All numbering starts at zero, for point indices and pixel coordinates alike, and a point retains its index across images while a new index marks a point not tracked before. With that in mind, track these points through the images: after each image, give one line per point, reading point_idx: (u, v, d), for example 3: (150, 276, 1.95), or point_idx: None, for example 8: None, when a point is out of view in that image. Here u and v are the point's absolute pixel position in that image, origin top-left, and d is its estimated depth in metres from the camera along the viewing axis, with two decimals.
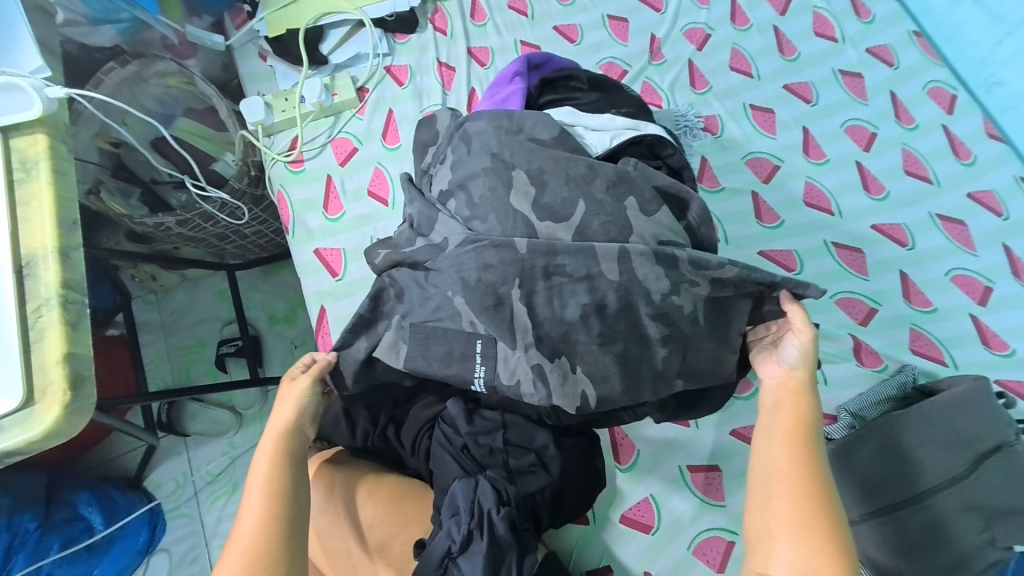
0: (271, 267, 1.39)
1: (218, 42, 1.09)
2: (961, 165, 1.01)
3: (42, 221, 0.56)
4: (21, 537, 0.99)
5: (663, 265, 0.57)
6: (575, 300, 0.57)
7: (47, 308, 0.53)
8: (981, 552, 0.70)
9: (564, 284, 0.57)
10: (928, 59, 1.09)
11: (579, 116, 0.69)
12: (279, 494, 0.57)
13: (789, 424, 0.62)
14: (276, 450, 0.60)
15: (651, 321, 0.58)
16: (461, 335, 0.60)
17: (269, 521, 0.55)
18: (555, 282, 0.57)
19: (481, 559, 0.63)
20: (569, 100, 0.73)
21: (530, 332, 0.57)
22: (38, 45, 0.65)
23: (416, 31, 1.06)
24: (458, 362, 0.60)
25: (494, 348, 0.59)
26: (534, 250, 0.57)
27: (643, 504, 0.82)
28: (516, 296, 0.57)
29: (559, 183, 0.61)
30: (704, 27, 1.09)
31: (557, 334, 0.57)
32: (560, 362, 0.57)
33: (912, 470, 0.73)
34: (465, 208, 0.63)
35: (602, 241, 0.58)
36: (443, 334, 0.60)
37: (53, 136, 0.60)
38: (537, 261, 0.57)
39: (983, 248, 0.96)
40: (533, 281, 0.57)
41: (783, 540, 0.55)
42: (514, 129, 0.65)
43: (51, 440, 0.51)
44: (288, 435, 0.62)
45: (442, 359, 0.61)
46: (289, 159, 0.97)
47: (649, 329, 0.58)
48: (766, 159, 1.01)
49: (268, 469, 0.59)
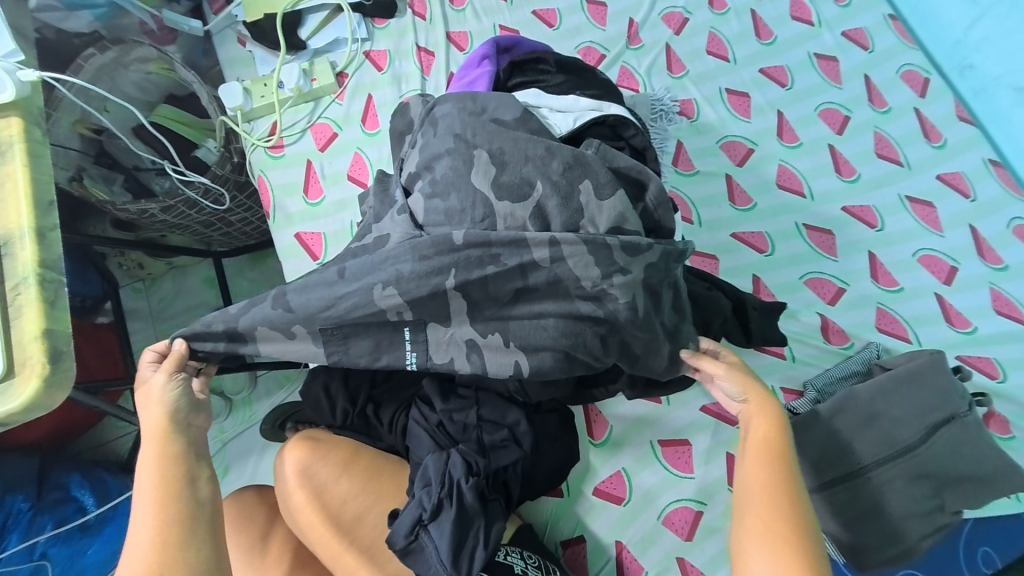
0: (258, 255, 1.40)
1: (195, 28, 1.09)
2: (932, 149, 1.03)
3: (18, 203, 0.57)
4: (14, 517, 1.02)
5: (591, 254, 0.60)
6: (509, 284, 0.60)
7: (24, 286, 0.54)
8: (932, 517, 0.73)
9: (498, 273, 0.60)
10: (903, 43, 1.10)
11: (544, 98, 0.70)
12: (169, 495, 0.55)
13: (756, 441, 0.66)
14: (159, 451, 0.57)
15: (583, 303, 0.61)
16: (387, 326, 0.61)
17: (162, 520, 0.53)
18: (489, 272, 0.59)
19: (449, 526, 0.65)
20: (537, 82, 0.75)
21: (467, 312, 0.61)
22: (9, 27, 0.66)
23: (394, 16, 1.06)
24: (385, 353, 0.62)
25: (424, 331, 0.62)
26: (469, 241, 0.59)
27: (615, 477, 0.85)
28: (450, 285, 0.59)
29: (519, 163, 0.62)
30: (682, 11, 1.10)
31: (494, 310, 0.61)
32: (493, 338, 0.61)
33: (869, 442, 0.75)
34: (428, 187, 0.64)
35: (535, 231, 0.60)
36: (366, 330, 0.61)
37: (27, 119, 0.61)
38: (472, 252, 0.59)
39: (951, 230, 0.98)
40: (467, 269, 0.59)
41: (756, 553, 0.58)
42: (478, 111, 0.66)
43: (31, 413, 0.53)
44: (171, 433, 0.58)
45: (369, 353, 0.62)
46: (269, 144, 0.98)
47: (583, 310, 0.61)
48: (740, 143, 1.02)
49: (154, 473, 0.55)
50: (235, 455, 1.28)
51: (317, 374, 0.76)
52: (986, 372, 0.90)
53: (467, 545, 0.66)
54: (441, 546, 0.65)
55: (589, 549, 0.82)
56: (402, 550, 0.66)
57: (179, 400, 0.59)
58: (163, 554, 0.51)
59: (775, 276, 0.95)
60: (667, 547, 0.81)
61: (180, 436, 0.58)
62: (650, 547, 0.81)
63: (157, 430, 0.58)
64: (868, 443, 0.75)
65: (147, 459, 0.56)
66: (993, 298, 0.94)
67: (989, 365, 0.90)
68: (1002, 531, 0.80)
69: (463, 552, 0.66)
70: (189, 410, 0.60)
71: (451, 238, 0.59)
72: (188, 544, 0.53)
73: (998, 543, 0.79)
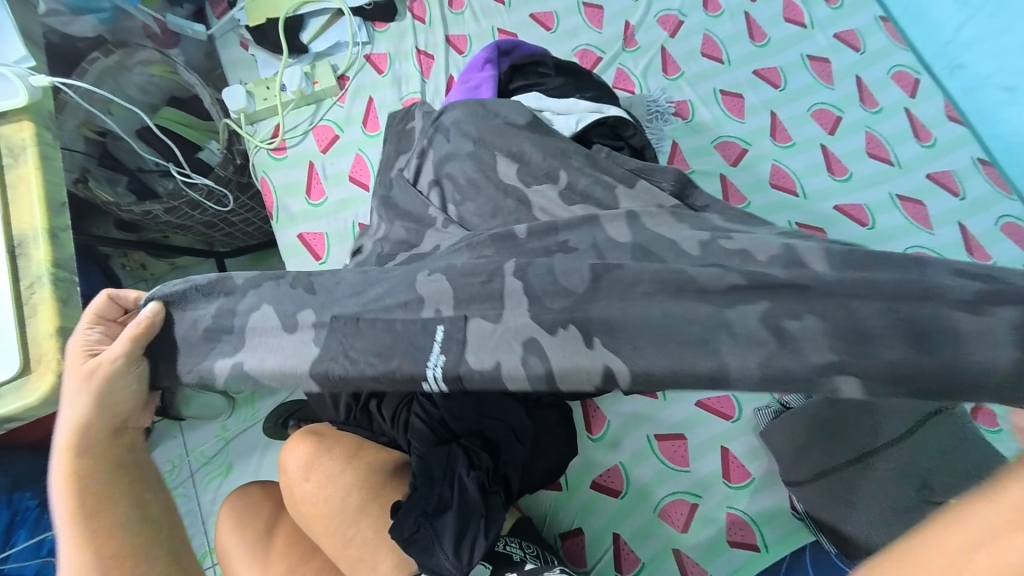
0: (260, 255, 1.42)
1: (199, 32, 1.13)
2: (923, 148, 1.05)
3: (31, 204, 0.59)
4: (20, 515, 1.03)
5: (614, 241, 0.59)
6: (578, 272, 0.55)
7: (39, 285, 0.56)
8: None
9: (565, 258, 0.58)
10: (894, 43, 1.12)
11: (549, 101, 0.73)
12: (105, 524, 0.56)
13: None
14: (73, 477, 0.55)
15: (697, 270, 0.53)
16: (415, 324, 0.56)
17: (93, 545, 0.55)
18: (555, 259, 0.58)
19: (451, 517, 0.68)
20: (540, 84, 0.77)
21: (528, 311, 0.54)
22: (20, 34, 0.67)
23: (394, 19, 1.08)
24: (397, 355, 0.54)
25: (464, 326, 0.55)
26: (531, 234, 0.61)
27: (613, 471, 0.87)
28: (511, 270, 0.57)
29: (538, 158, 0.66)
30: (676, 13, 1.12)
31: (564, 306, 0.54)
32: (568, 332, 0.52)
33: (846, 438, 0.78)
34: (456, 194, 0.70)
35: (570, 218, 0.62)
36: (385, 322, 0.56)
37: (39, 123, 0.62)
38: (535, 244, 0.61)
39: (940, 228, 1.00)
40: (532, 258, 0.59)
41: None
42: (490, 115, 0.69)
43: (46, 407, 0.55)
44: (78, 447, 0.56)
45: (378, 353, 0.55)
46: (271, 146, 1.00)
47: (698, 278, 0.52)
48: (735, 143, 1.04)
49: (65, 493, 0.55)
50: (238, 453, 1.30)
51: None
52: None
53: (469, 535, 0.68)
54: (445, 535, 0.67)
55: (588, 540, 0.84)
56: (405, 541, 0.68)
57: (110, 394, 0.56)
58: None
59: None
60: (664, 538, 0.83)
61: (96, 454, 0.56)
62: (647, 539, 0.83)
63: (69, 449, 0.56)
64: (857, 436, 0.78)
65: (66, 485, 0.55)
66: None
67: None
68: None
69: (465, 543, 0.67)
70: (122, 403, 0.57)
71: (514, 233, 0.62)
72: (141, 558, 0.57)
73: None
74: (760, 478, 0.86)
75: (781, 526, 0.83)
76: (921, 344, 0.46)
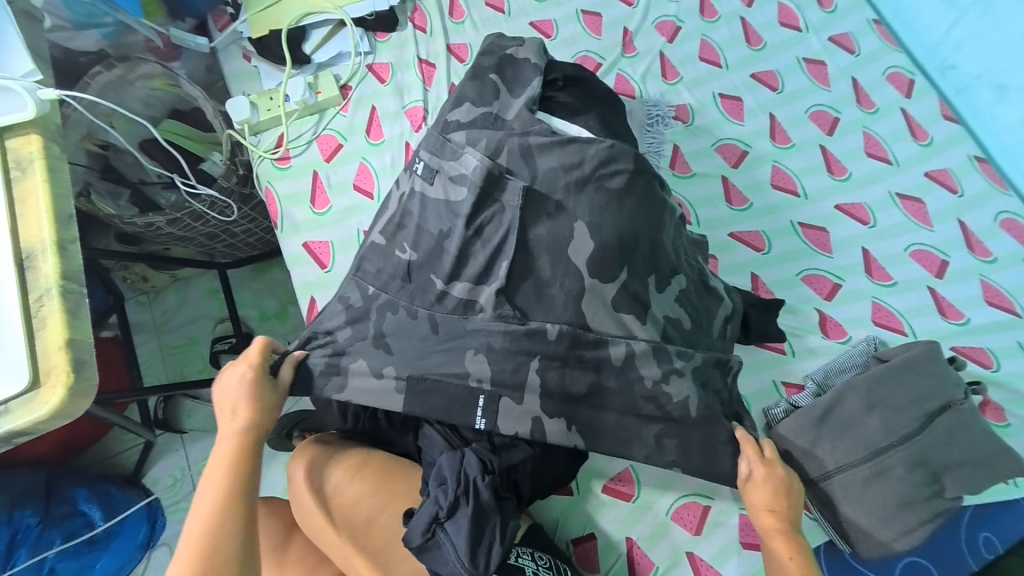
0: (261, 266, 1.44)
1: (201, 45, 1.11)
2: (919, 146, 1.06)
3: (39, 217, 0.58)
4: (22, 532, 1.04)
5: (589, 298, 0.73)
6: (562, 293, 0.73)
7: (47, 297, 0.55)
8: (931, 503, 0.75)
9: (577, 369, 0.73)
10: (886, 45, 1.14)
11: (575, 129, 0.80)
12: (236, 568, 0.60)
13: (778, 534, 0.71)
14: (220, 496, 0.63)
15: (662, 392, 0.74)
16: (462, 389, 0.72)
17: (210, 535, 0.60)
18: (569, 368, 0.73)
19: (466, 522, 0.67)
20: (563, 128, 0.80)
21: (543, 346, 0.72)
22: (27, 48, 0.67)
23: (396, 29, 1.10)
24: (457, 414, 0.72)
25: (497, 402, 0.72)
26: (561, 337, 0.72)
27: (623, 474, 0.86)
28: (534, 367, 0.72)
29: (560, 300, 0.73)
30: (673, 19, 1.14)
31: (575, 397, 0.73)
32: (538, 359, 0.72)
33: (846, 431, 0.78)
34: (496, 292, 0.72)
35: (559, 331, 0.72)
36: (443, 389, 0.72)
37: (46, 137, 0.62)
38: (563, 349, 0.72)
39: (939, 224, 1.01)
40: (551, 360, 0.72)
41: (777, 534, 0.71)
42: (567, 240, 0.74)
43: (57, 420, 0.53)
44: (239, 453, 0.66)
45: (443, 410, 0.71)
46: (275, 156, 1.00)
47: (671, 355, 0.75)
48: (734, 145, 1.06)
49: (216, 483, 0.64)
50: None
51: None
52: (977, 360, 0.92)
53: (484, 540, 0.67)
54: (460, 541, 0.66)
55: (600, 545, 0.83)
56: (419, 547, 0.67)
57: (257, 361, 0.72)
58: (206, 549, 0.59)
59: (772, 273, 0.98)
60: (676, 541, 0.82)
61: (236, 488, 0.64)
62: (659, 543, 0.82)
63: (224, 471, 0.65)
64: (871, 434, 0.77)
65: (202, 503, 0.62)
66: (984, 289, 0.97)
67: (980, 353, 0.93)
68: (1001, 516, 0.81)
69: (480, 549, 0.67)
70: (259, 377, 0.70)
71: (546, 331, 0.72)
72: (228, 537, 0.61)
73: (998, 528, 0.81)
74: None
75: None
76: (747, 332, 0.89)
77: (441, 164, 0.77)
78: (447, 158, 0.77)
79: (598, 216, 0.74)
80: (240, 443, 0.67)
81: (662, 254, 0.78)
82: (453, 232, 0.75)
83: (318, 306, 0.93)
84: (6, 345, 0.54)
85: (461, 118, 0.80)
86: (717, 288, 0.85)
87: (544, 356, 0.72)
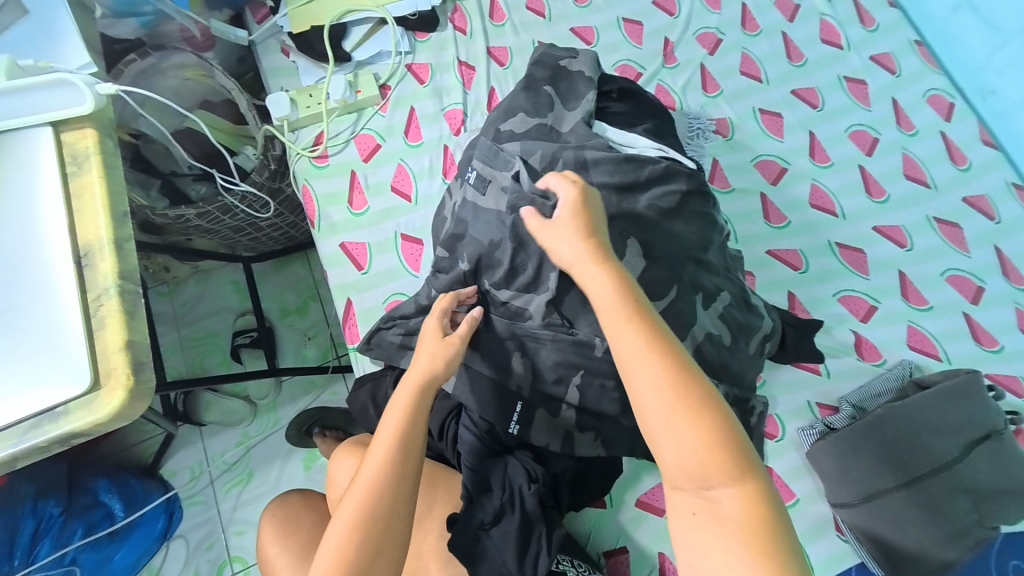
0: (283, 260, 1.43)
1: (240, 37, 1.07)
2: (957, 170, 1.06)
3: (96, 215, 0.57)
4: (45, 522, 1.06)
5: None
6: None
7: (106, 297, 0.54)
8: (970, 529, 0.77)
9: (615, 387, 0.72)
10: (927, 67, 1.14)
11: (632, 139, 0.79)
12: (383, 527, 0.59)
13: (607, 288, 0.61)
14: (384, 462, 0.62)
15: None
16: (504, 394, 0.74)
17: (365, 513, 0.60)
18: (607, 383, 0.72)
19: (513, 530, 0.68)
20: (619, 141, 0.80)
21: (587, 360, 0.72)
22: (83, 41, 0.67)
23: (436, 30, 1.09)
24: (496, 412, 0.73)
25: (534, 414, 0.73)
26: (607, 354, 0.72)
27: (657, 489, 0.86)
28: (575, 381, 0.72)
29: None
30: (715, 31, 1.14)
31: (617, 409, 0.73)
32: (578, 373, 0.72)
33: (890, 455, 0.79)
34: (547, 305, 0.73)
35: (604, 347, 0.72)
36: (487, 384, 0.74)
37: (101, 131, 0.61)
38: (606, 365, 0.72)
39: (975, 249, 1.01)
40: (592, 374, 0.72)
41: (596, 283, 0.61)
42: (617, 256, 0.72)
43: (114, 422, 0.53)
44: (408, 422, 0.65)
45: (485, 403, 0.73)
46: (314, 154, 0.99)
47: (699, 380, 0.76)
48: (773, 161, 1.06)
49: (383, 453, 0.63)
50: (259, 461, 1.27)
51: (363, 384, 0.84)
52: (1013, 388, 0.93)
53: (530, 548, 0.68)
54: (506, 549, 0.67)
55: (632, 558, 0.83)
56: (464, 554, 0.68)
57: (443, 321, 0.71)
58: (363, 526, 0.59)
59: (809, 292, 0.98)
60: None
61: (397, 463, 0.62)
62: None
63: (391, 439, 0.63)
64: (916, 459, 0.78)
65: (371, 463, 0.62)
66: (1018, 316, 0.97)
67: (1015, 381, 0.93)
68: None
69: (527, 557, 0.68)
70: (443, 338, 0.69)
71: (593, 347, 0.72)
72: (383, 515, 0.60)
73: None
74: (803, 498, 0.84)
75: (826, 545, 0.81)
76: (785, 347, 0.87)
77: (493, 173, 0.77)
78: (499, 168, 0.77)
79: (652, 234, 0.74)
80: (406, 418, 0.65)
81: (707, 273, 0.78)
82: (505, 242, 0.74)
83: (354, 307, 0.93)
84: (64, 345, 0.53)
85: (515, 128, 0.80)
86: (758, 306, 0.84)
87: (586, 371, 0.72)
